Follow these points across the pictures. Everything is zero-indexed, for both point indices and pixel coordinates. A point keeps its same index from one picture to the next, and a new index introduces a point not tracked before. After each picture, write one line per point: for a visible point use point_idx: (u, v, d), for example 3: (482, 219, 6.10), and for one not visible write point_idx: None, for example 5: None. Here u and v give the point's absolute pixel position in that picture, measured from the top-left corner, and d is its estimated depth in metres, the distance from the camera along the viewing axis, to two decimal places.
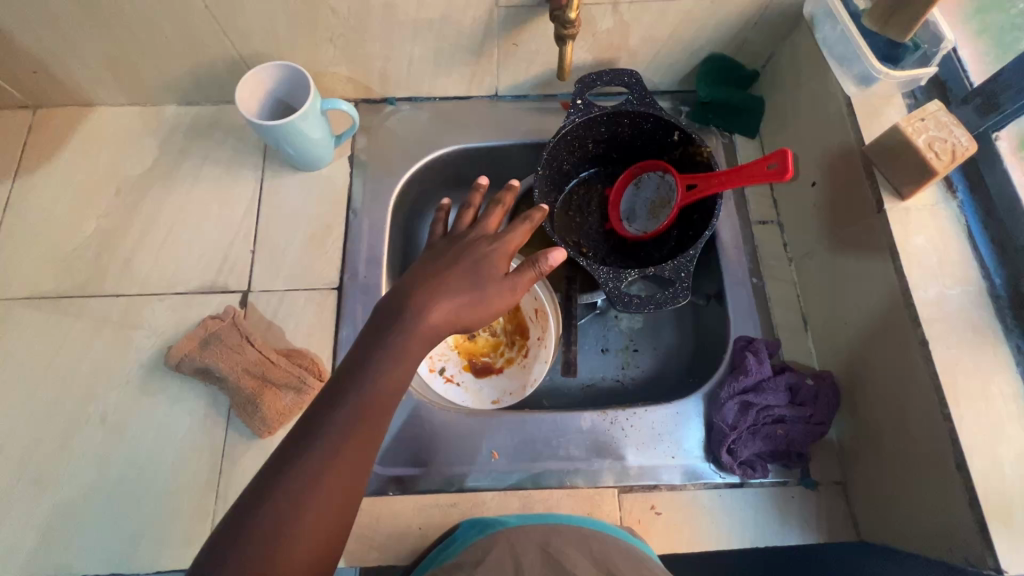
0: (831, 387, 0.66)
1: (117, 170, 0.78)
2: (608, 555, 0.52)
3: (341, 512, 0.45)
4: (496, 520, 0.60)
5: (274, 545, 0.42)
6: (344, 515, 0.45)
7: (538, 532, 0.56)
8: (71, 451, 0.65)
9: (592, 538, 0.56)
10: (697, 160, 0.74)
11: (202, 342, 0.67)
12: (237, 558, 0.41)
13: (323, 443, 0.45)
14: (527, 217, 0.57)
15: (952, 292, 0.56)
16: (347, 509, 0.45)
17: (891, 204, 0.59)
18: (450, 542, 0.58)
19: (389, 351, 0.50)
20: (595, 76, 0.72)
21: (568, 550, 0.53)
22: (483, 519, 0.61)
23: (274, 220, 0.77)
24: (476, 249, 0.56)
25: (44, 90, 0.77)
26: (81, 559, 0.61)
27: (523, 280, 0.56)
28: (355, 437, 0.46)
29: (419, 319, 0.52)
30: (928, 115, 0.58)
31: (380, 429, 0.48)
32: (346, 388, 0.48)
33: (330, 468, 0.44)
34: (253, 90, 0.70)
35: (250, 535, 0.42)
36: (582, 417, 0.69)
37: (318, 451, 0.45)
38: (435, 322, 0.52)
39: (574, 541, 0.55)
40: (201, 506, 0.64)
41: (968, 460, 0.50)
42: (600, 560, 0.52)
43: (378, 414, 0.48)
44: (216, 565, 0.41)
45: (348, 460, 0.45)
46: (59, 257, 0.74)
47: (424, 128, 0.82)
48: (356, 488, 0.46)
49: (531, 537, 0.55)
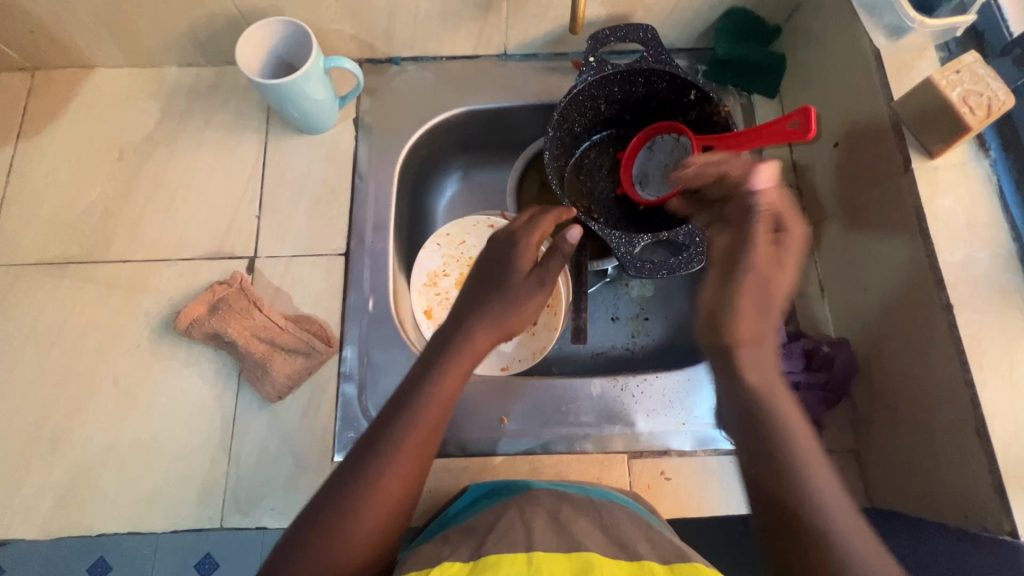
0: (848, 353, 0.65)
1: (121, 133, 0.77)
2: (618, 525, 0.52)
3: (400, 504, 0.49)
4: (509, 486, 0.60)
5: (336, 534, 0.46)
6: (403, 508, 0.49)
7: (549, 500, 0.56)
8: (86, 414, 0.66)
9: (603, 506, 0.55)
10: (714, 121, 0.71)
11: (211, 307, 0.67)
12: (314, 536, 0.46)
13: (386, 447, 0.49)
14: (552, 209, 0.60)
15: (979, 256, 0.53)
16: (407, 495, 0.49)
17: (919, 163, 0.57)
18: (462, 508, 0.59)
19: (450, 357, 0.54)
20: (608, 31, 0.69)
21: (579, 519, 0.52)
22: (495, 483, 0.61)
23: (278, 185, 0.75)
24: (503, 252, 0.59)
25: (41, 50, 0.75)
26: (102, 518, 0.63)
27: (550, 271, 0.58)
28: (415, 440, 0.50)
29: (472, 338, 0.56)
30: (963, 68, 0.55)
31: (436, 436, 0.52)
32: (406, 395, 0.52)
33: (389, 465, 0.48)
34: (254, 48, 0.67)
35: (327, 513, 0.47)
36: (592, 383, 0.68)
37: (380, 451, 0.49)
38: (485, 336, 0.56)
39: (584, 510, 0.54)
40: (214, 469, 0.64)
41: (989, 426, 0.49)
42: (610, 529, 0.51)
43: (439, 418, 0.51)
44: (300, 538, 0.46)
45: (406, 461, 0.49)
46: (66, 223, 0.73)
47: (431, 89, 0.79)
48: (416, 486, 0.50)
49: (542, 504, 0.55)
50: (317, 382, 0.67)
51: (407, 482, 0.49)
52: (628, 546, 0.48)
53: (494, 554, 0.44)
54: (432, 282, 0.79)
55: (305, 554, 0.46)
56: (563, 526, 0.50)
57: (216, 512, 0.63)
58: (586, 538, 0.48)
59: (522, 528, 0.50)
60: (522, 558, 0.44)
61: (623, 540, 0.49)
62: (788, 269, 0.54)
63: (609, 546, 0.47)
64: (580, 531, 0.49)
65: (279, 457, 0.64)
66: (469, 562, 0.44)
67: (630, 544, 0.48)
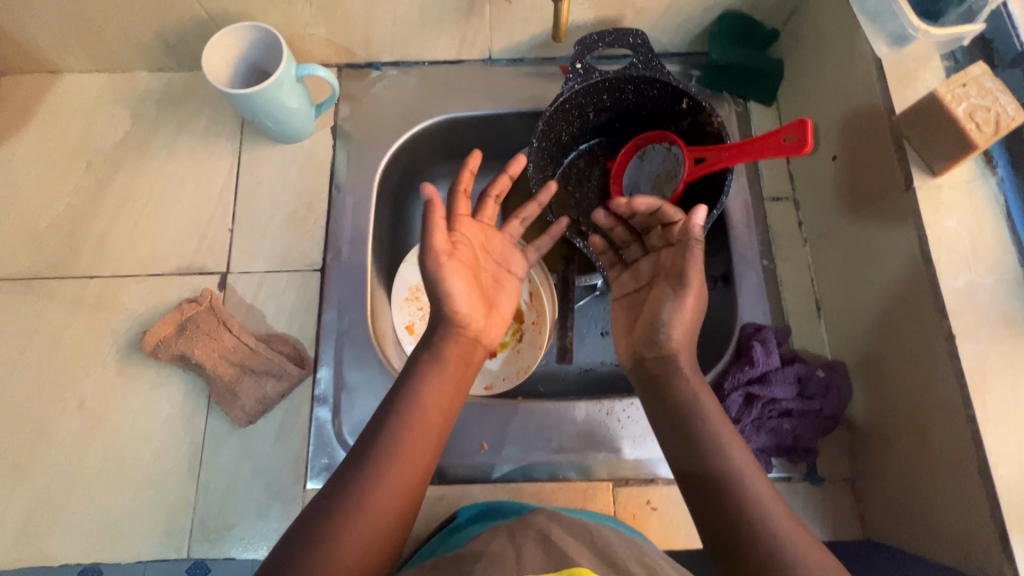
0: (843, 378, 0.62)
1: (89, 142, 0.74)
2: (610, 545, 0.47)
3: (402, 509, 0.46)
4: (496, 512, 0.58)
5: (325, 553, 0.41)
6: (399, 523, 0.45)
7: (540, 520, 0.50)
8: (50, 438, 0.63)
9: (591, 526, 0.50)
10: (707, 131, 0.67)
11: (179, 327, 0.64)
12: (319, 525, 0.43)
13: (385, 453, 0.47)
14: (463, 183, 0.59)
15: (984, 282, 0.50)
16: (414, 488, 0.47)
17: (922, 182, 0.53)
18: (453, 532, 0.56)
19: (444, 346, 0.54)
20: (596, 36, 0.65)
21: (569, 539, 0.46)
22: (481, 506, 0.59)
23: (253, 197, 0.72)
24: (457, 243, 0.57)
25: (5, 55, 0.72)
26: (64, 548, 0.60)
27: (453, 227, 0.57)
28: (415, 442, 0.48)
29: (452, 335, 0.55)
30: (971, 79, 0.52)
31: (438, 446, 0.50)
32: (403, 399, 0.50)
33: (387, 473, 0.46)
34: (222, 56, 0.64)
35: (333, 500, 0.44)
36: (576, 407, 0.65)
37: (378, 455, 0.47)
38: (462, 341, 0.55)
39: (575, 529, 0.49)
40: (182, 496, 0.62)
41: (992, 466, 0.46)
42: (600, 548, 0.46)
43: (434, 424, 0.50)
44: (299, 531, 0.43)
45: (413, 448, 0.48)
46: (31, 236, 0.70)
47: (412, 96, 0.76)
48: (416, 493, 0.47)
49: (532, 525, 0.49)
50: (290, 406, 0.64)
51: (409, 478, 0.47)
52: (619, 566, 0.43)
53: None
54: (414, 296, 0.75)
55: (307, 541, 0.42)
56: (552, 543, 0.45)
57: (183, 542, 0.61)
58: (574, 553, 0.43)
59: (511, 550, 0.45)
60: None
61: (615, 559, 0.44)
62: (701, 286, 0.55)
63: (599, 564, 0.43)
64: (570, 549, 0.44)
65: (249, 485, 0.62)
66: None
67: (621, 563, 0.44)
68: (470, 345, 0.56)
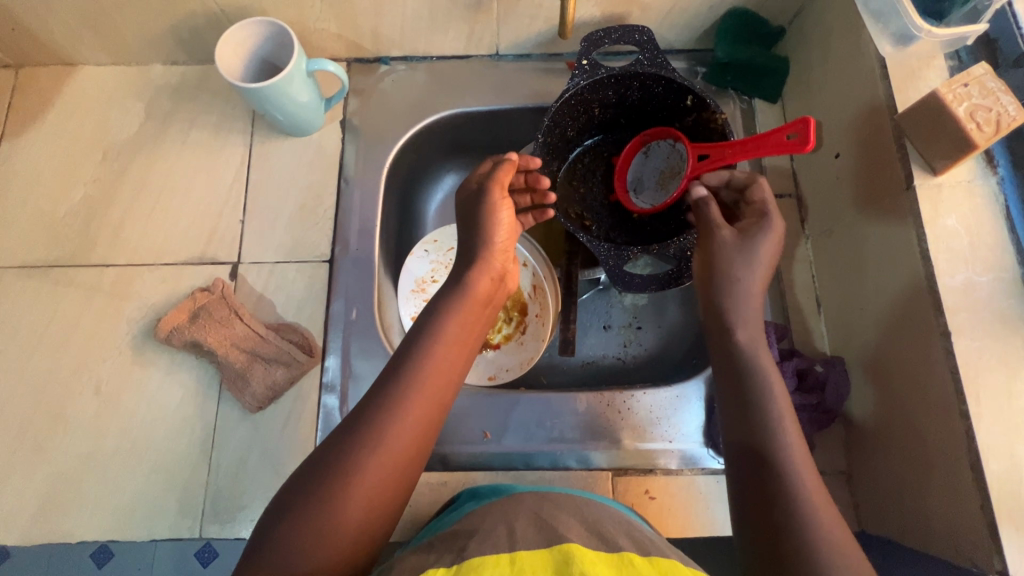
0: (840, 373, 0.63)
1: (105, 132, 0.75)
2: (599, 520, 0.48)
3: (418, 447, 0.48)
4: (495, 490, 0.60)
5: (323, 518, 0.43)
6: (394, 492, 0.47)
7: (530, 500, 0.51)
8: (68, 420, 0.66)
9: (586, 504, 0.51)
10: (711, 127, 0.68)
11: (192, 315, 0.66)
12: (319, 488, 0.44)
13: (389, 414, 0.47)
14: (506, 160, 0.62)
15: (982, 280, 0.51)
16: (411, 456, 0.48)
17: (922, 180, 0.54)
18: (451, 512, 0.58)
19: (447, 304, 0.55)
20: (602, 33, 0.66)
21: (561, 515, 0.48)
22: (483, 488, 0.61)
23: (263, 189, 0.74)
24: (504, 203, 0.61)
25: (24, 47, 0.74)
26: (82, 526, 0.63)
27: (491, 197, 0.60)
28: (431, 390, 0.50)
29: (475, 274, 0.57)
30: (973, 79, 0.52)
31: (455, 385, 0.52)
32: (402, 365, 0.50)
33: (385, 443, 0.46)
34: (235, 49, 0.65)
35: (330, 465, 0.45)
36: (577, 398, 0.67)
37: (394, 400, 0.48)
38: (484, 280, 0.57)
39: (565, 506, 0.50)
40: (194, 479, 0.64)
41: (983, 460, 0.47)
42: (590, 523, 0.48)
43: (437, 386, 0.50)
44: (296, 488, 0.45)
45: (408, 418, 0.48)
46: (49, 225, 0.72)
47: (421, 90, 0.77)
48: (431, 431, 0.50)
49: (523, 504, 0.51)
50: (298, 394, 0.66)
51: (405, 447, 0.47)
52: (607, 537, 0.45)
53: (475, 556, 0.41)
54: (420, 289, 0.77)
55: (309, 503, 0.44)
56: (545, 523, 0.46)
57: (196, 522, 0.63)
58: (566, 530, 0.45)
59: (503, 528, 0.46)
60: (504, 561, 0.40)
61: (603, 532, 0.46)
62: (758, 262, 0.55)
63: (588, 537, 0.45)
64: (560, 523, 0.46)
65: (258, 468, 0.64)
66: (451, 566, 0.41)
67: (609, 535, 0.45)
68: (495, 286, 0.59)
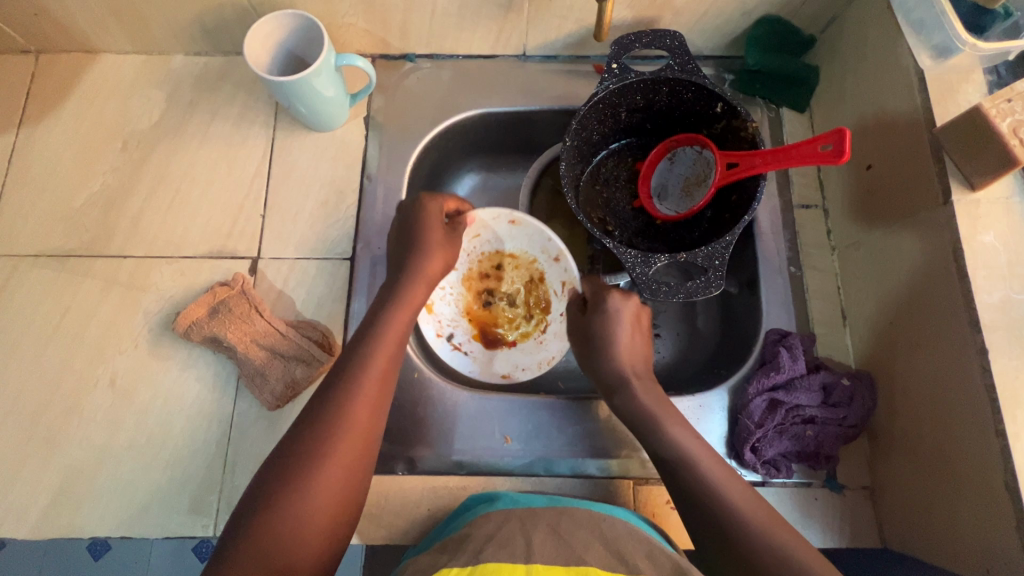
0: (867, 388, 0.62)
1: (125, 122, 0.74)
2: (618, 538, 0.47)
3: (368, 447, 0.51)
4: (509, 495, 0.59)
5: (297, 519, 0.45)
6: (352, 490, 0.49)
7: (548, 514, 0.50)
8: (80, 414, 0.65)
9: (603, 519, 0.50)
10: (741, 135, 0.67)
11: (211, 310, 0.64)
12: None
13: (349, 421, 0.50)
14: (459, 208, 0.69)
15: (1019, 297, 0.50)
16: (357, 460, 0.50)
17: (960, 195, 0.53)
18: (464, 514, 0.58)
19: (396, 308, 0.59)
20: (633, 36, 0.65)
21: (580, 532, 0.47)
22: (495, 493, 0.60)
23: (284, 185, 0.73)
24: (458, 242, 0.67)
25: (45, 33, 0.73)
26: (92, 522, 0.62)
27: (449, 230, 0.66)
28: (369, 395, 0.52)
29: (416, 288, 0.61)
30: (1015, 95, 0.52)
31: (391, 382, 0.55)
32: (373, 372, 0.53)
33: (341, 449, 0.49)
34: (262, 41, 0.64)
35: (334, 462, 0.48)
36: (599, 405, 0.67)
37: (343, 407, 0.51)
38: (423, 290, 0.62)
39: (584, 522, 0.49)
40: (209, 477, 0.63)
41: (1019, 482, 0.47)
42: (609, 541, 0.47)
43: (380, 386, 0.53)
44: None
45: (355, 422, 0.50)
46: (66, 214, 0.71)
47: (446, 88, 0.76)
48: (375, 431, 0.52)
49: (542, 517, 0.50)
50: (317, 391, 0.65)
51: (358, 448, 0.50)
52: (627, 557, 0.44)
53: (492, 563, 0.41)
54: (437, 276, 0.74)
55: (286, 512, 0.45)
56: (563, 539, 0.45)
57: (210, 520, 0.62)
58: (585, 550, 0.44)
59: (523, 538, 0.45)
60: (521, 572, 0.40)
61: (622, 552, 0.45)
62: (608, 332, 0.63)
63: (609, 558, 0.44)
64: (579, 542, 0.45)
65: None
66: (466, 569, 0.40)
67: (627, 555, 0.45)
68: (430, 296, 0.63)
